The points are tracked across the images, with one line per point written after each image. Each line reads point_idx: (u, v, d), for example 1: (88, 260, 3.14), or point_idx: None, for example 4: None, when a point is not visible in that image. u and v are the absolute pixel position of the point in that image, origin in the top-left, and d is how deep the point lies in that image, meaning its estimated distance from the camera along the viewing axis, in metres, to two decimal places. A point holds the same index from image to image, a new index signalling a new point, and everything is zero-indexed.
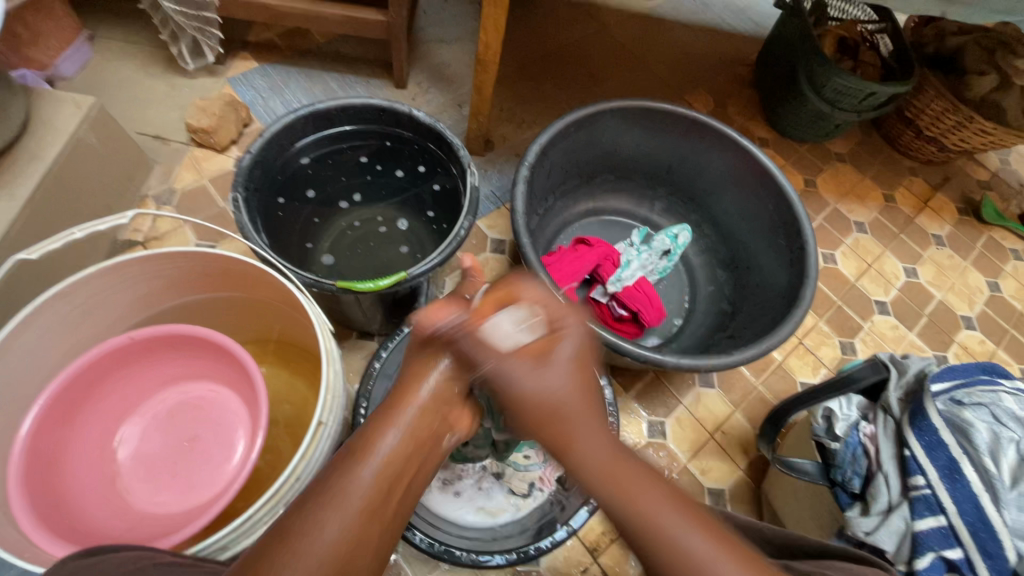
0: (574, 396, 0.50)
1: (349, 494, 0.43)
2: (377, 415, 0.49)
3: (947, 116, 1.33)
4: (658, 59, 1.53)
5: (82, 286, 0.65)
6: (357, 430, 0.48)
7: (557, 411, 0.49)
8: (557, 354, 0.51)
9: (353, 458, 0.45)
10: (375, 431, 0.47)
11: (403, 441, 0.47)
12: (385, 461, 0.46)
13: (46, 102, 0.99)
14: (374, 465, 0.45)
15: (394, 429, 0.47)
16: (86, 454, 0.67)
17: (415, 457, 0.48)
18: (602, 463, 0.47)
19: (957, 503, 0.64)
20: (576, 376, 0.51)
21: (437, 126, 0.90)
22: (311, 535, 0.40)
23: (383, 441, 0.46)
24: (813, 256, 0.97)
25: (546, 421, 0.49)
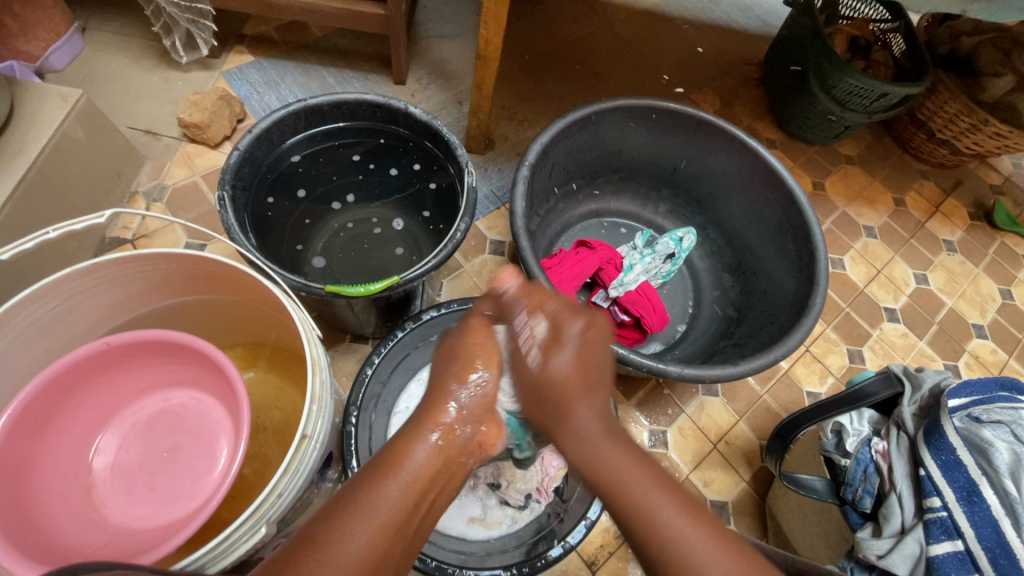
0: (574, 381, 0.54)
1: (379, 504, 0.44)
2: (405, 429, 0.52)
3: (961, 118, 1.29)
4: (664, 57, 1.50)
5: (57, 289, 0.62)
6: (383, 448, 0.50)
7: (557, 389, 0.53)
8: (567, 337, 0.55)
9: (381, 472, 0.47)
10: (403, 446, 0.49)
11: (432, 455, 0.49)
12: (415, 475, 0.47)
13: (32, 95, 0.95)
14: (403, 477, 0.47)
15: (420, 446, 0.50)
16: (60, 465, 0.64)
17: (443, 474, 0.50)
18: (604, 455, 0.50)
19: (975, 527, 0.60)
20: (580, 371, 0.54)
21: (434, 124, 0.87)
22: (342, 546, 0.41)
23: (413, 455, 0.49)
24: (823, 262, 0.94)
25: (548, 397, 0.53)
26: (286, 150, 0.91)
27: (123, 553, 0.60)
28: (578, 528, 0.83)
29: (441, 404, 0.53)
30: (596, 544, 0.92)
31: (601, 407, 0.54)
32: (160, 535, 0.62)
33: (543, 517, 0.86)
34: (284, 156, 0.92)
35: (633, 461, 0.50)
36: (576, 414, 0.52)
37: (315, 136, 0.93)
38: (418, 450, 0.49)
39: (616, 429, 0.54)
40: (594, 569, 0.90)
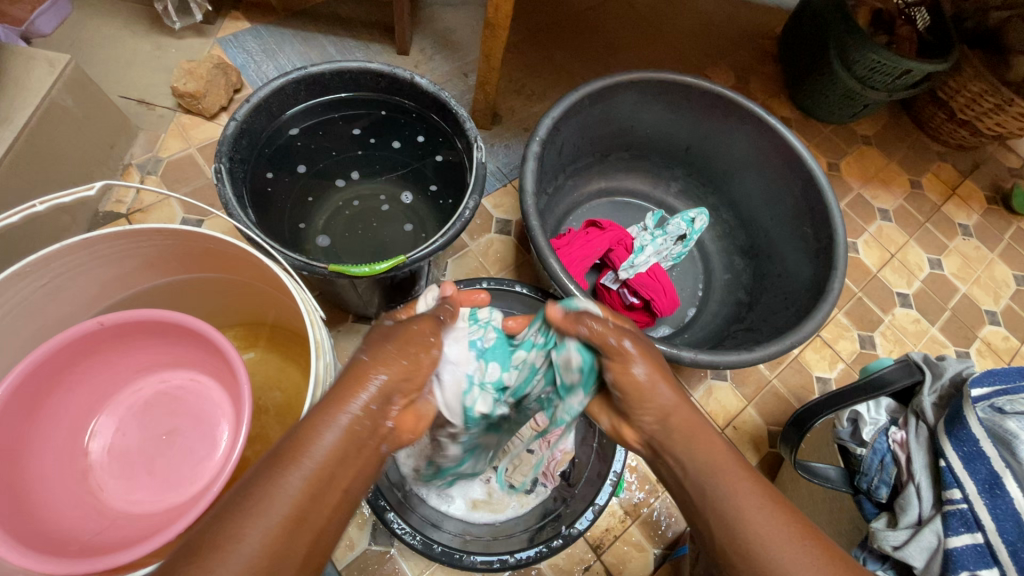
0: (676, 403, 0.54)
1: (279, 495, 0.42)
2: (319, 407, 0.48)
3: (985, 98, 1.24)
4: (677, 29, 1.44)
5: (45, 265, 0.59)
6: (291, 432, 0.46)
7: (646, 397, 0.54)
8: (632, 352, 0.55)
9: (285, 458, 0.44)
10: (313, 428, 0.46)
11: (341, 437, 0.46)
12: (320, 462, 0.44)
13: (17, 60, 0.91)
14: (308, 465, 0.44)
15: (332, 428, 0.46)
16: (55, 448, 0.62)
17: (352, 454, 0.47)
18: (707, 454, 0.51)
19: (996, 520, 0.59)
20: (659, 368, 0.56)
21: (441, 95, 0.83)
22: (241, 544, 0.39)
23: (323, 438, 0.45)
24: (842, 246, 0.91)
25: (654, 407, 0.54)
26: (285, 121, 0.87)
27: (123, 538, 0.59)
28: (586, 514, 0.81)
29: (359, 383, 0.49)
30: (601, 528, 0.91)
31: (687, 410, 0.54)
32: (160, 520, 0.60)
33: (549, 502, 0.85)
34: (284, 127, 0.88)
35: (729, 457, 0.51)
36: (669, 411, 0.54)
37: (315, 107, 0.89)
38: (328, 434, 0.46)
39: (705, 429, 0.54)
40: (599, 553, 0.89)
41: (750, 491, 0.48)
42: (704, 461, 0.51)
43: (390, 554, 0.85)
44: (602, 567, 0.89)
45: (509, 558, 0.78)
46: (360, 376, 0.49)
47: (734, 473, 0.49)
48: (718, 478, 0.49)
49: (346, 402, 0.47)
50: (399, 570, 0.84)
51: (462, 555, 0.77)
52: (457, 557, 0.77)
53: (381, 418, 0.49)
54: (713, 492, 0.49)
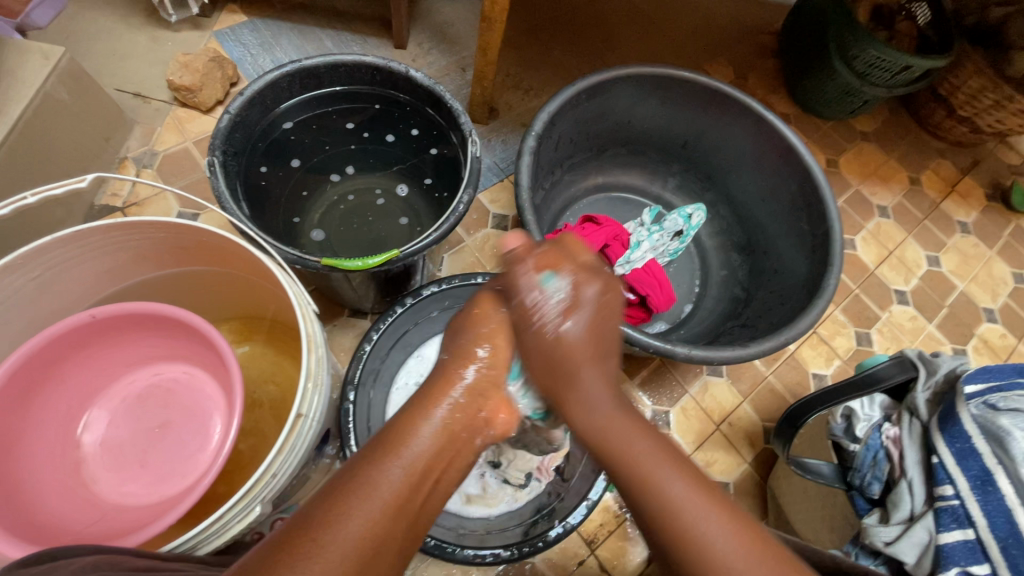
0: (585, 347, 0.51)
1: (378, 488, 0.42)
2: (410, 405, 0.49)
3: (985, 94, 1.24)
4: (677, 24, 1.43)
5: (37, 257, 0.59)
6: (388, 427, 0.47)
7: (566, 356, 0.51)
8: (583, 301, 0.52)
9: (386, 450, 0.44)
10: (409, 424, 0.47)
11: (437, 434, 0.47)
12: (420, 454, 0.45)
13: (11, 51, 0.91)
14: (405, 458, 0.44)
15: (427, 424, 0.47)
16: (47, 440, 0.62)
17: (448, 453, 0.47)
18: (615, 425, 0.49)
19: (988, 516, 0.59)
20: (594, 337, 0.52)
21: (436, 89, 0.82)
22: (341, 526, 0.39)
23: (420, 432, 0.46)
24: (838, 243, 0.91)
25: (557, 366, 0.51)
26: (279, 115, 0.86)
27: (115, 530, 0.59)
28: (578, 510, 0.81)
29: (448, 385, 0.50)
30: (596, 523, 0.91)
31: (609, 375, 0.52)
32: (153, 512, 0.60)
33: (543, 496, 0.85)
34: (278, 121, 0.87)
35: (636, 435, 0.49)
36: (583, 368, 0.51)
37: (310, 101, 0.89)
38: (423, 432, 0.46)
39: (626, 400, 0.52)
40: (593, 548, 0.90)
41: (674, 471, 0.46)
42: (617, 437, 0.49)
43: None
44: (596, 562, 0.89)
45: (503, 552, 0.78)
46: (449, 377, 0.50)
47: (651, 451, 0.48)
48: (633, 460, 0.47)
49: (437, 401, 0.48)
50: None
51: (455, 549, 0.78)
52: (450, 550, 0.78)
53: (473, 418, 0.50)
54: (632, 468, 0.47)
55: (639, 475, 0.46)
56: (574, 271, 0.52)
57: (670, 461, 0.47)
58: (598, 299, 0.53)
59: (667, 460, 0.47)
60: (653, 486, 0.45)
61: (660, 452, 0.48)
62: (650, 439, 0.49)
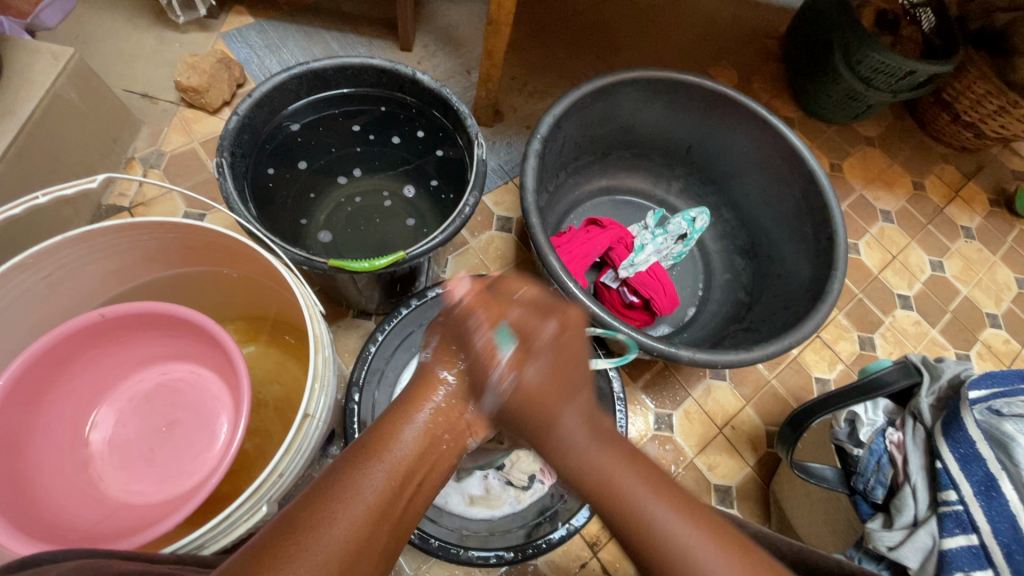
0: (552, 387, 0.47)
1: (361, 488, 0.39)
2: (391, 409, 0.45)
3: (989, 100, 1.24)
4: (681, 28, 1.43)
5: (48, 257, 0.59)
6: (371, 427, 0.44)
7: (536, 404, 0.46)
8: (538, 346, 0.48)
9: (369, 451, 0.42)
10: (392, 427, 0.44)
11: (420, 438, 0.44)
12: (404, 456, 0.42)
13: (21, 52, 0.91)
14: (388, 461, 0.41)
15: (411, 426, 0.44)
16: (56, 439, 0.63)
17: (433, 455, 0.44)
18: (594, 463, 0.44)
19: (992, 522, 0.59)
20: (557, 374, 0.48)
21: (443, 92, 0.83)
22: (322, 533, 0.37)
23: (402, 436, 0.43)
24: (843, 247, 0.91)
25: (530, 410, 0.47)
26: (287, 116, 0.87)
27: (121, 528, 0.60)
28: (582, 512, 0.81)
29: (430, 388, 0.47)
30: (598, 525, 0.91)
31: (585, 409, 0.47)
32: (160, 511, 0.61)
33: (546, 498, 0.86)
34: (285, 123, 0.88)
35: (622, 466, 0.44)
36: (558, 410, 0.46)
37: (317, 103, 0.89)
38: (405, 436, 0.43)
39: (606, 431, 0.47)
40: (595, 550, 0.90)
41: (659, 500, 0.43)
42: (596, 470, 0.44)
43: None
44: (598, 565, 0.89)
45: (506, 554, 0.78)
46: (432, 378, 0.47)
47: (633, 479, 0.44)
48: (618, 492, 0.43)
49: (419, 405, 0.45)
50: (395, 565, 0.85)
51: (458, 550, 0.78)
52: (453, 551, 0.78)
53: (460, 417, 0.47)
54: (623, 505, 0.43)
55: (623, 510, 0.42)
56: (522, 318, 0.49)
57: (653, 491, 0.43)
58: (555, 338, 0.48)
59: (651, 484, 0.43)
60: (644, 523, 0.42)
61: (646, 479, 0.44)
62: (634, 468, 0.44)
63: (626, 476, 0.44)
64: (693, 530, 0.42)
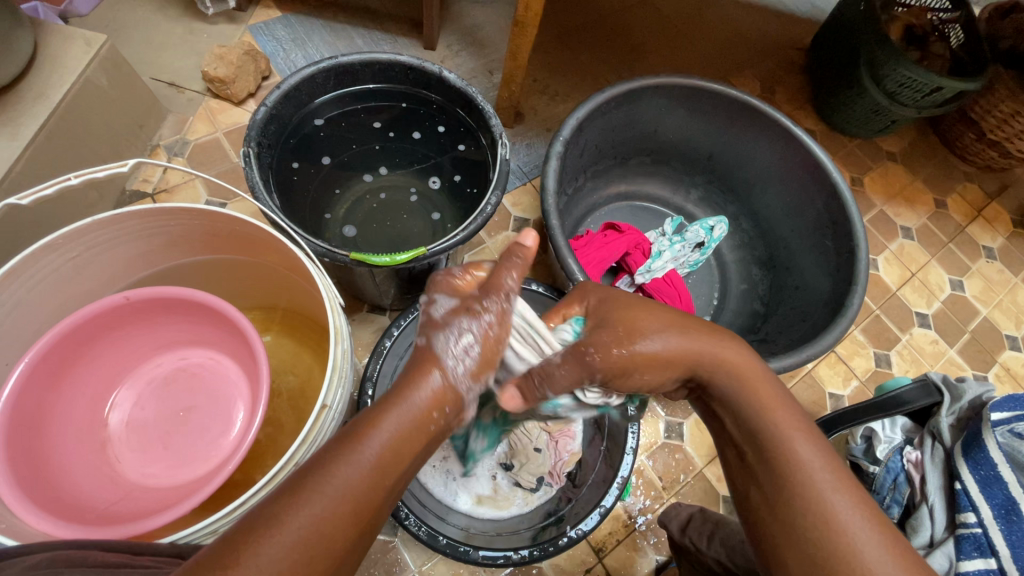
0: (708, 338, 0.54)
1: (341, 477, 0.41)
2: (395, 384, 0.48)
3: (1016, 119, 1.22)
4: (703, 37, 1.43)
5: (76, 238, 0.60)
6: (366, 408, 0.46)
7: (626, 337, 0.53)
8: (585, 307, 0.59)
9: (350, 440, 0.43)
10: (389, 403, 0.46)
11: (407, 425, 0.45)
12: (389, 443, 0.44)
13: (55, 36, 0.93)
14: (375, 448, 0.43)
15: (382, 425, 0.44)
16: (75, 418, 0.63)
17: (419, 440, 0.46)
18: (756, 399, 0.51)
19: (1012, 547, 0.57)
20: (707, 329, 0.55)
21: (468, 90, 0.83)
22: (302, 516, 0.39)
23: (386, 421, 0.44)
24: (864, 261, 0.90)
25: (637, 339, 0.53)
26: (313, 110, 0.88)
27: (138, 509, 0.60)
28: (591, 515, 0.79)
29: (423, 373, 0.48)
30: (605, 531, 0.91)
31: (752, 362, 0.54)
32: (175, 494, 0.61)
33: (554, 502, 0.86)
34: (311, 116, 0.88)
35: (782, 405, 0.51)
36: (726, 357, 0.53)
37: (343, 97, 0.90)
38: (384, 431, 0.44)
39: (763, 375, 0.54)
40: (601, 556, 0.89)
41: (810, 445, 0.49)
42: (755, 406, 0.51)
43: (392, 544, 0.85)
44: (604, 570, 0.88)
45: (513, 554, 0.77)
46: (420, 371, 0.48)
47: (789, 423, 0.50)
48: (778, 428, 0.49)
49: (417, 385, 0.47)
50: (401, 561, 0.84)
51: (467, 549, 0.76)
52: (462, 549, 0.76)
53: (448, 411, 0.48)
54: (776, 442, 0.49)
55: (780, 442, 0.49)
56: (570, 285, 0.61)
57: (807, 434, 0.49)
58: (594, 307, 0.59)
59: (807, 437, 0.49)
60: (794, 463, 0.47)
61: (799, 425, 0.50)
62: (789, 409, 0.51)
63: (784, 415, 0.50)
64: (838, 480, 0.47)
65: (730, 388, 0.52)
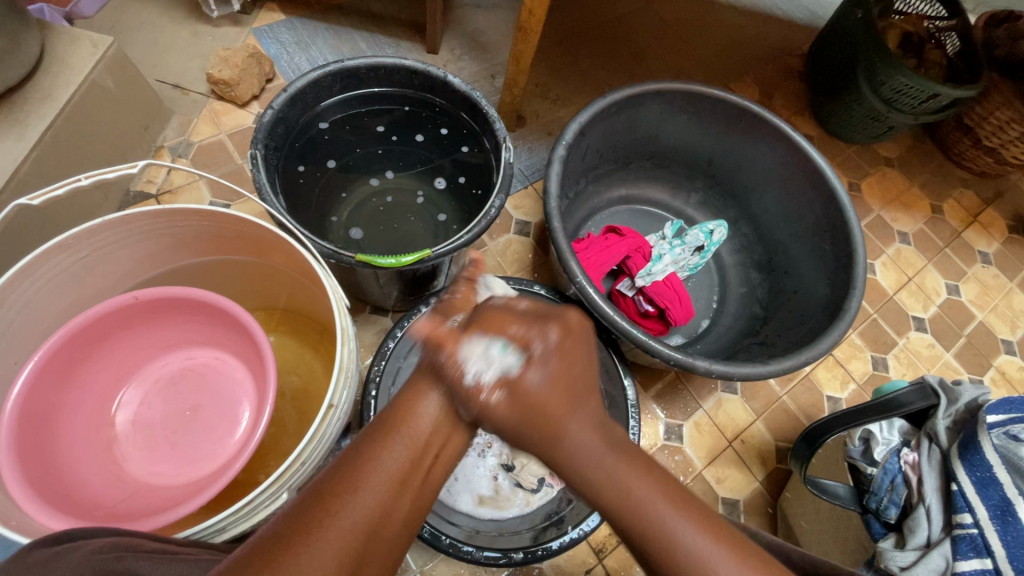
0: (555, 398, 0.46)
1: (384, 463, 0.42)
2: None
3: (1012, 126, 1.24)
4: (703, 43, 1.44)
5: (85, 238, 0.61)
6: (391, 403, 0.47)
7: (544, 413, 0.46)
8: (539, 350, 0.47)
9: (384, 432, 0.44)
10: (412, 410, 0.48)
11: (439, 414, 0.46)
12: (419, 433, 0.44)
13: (62, 38, 0.93)
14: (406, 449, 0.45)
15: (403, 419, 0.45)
16: (83, 418, 0.64)
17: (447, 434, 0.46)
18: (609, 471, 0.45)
19: (1007, 548, 0.59)
20: (558, 382, 0.47)
21: (472, 95, 0.84)
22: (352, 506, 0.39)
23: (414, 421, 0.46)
24: (862, 266, 0.91)
25: (531, 420, 0.46)
26: (318, 113, 0.89)
27: (143, 507, 0.61)
28: (592, 517, 0.82)
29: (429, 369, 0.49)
30: (605, 532, 0.91)
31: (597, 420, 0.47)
32: (181, 493, 0.62)
33: (554, 503, 0.86)
34: (316, 119, 0.89)
35: (637, 477, 0.45)
36: (565, 422, 0.46)
37: (349, 101, 0.91)
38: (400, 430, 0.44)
39: (621, 439, 0.48)
40: (601, 557, 0.90)
41: (676, 513, 0.44)
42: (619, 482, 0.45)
43: None
44: (604, 571, 0.89)
45: (514, 555, 0.79)
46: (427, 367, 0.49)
47: (653, 493, 0.44)
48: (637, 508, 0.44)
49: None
50: (403, 561, 0.85)
51: (469, 549, 0.79)
52: (464, 550, 0.79)
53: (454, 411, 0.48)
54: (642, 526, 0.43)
55: (643, 520, 0.43)
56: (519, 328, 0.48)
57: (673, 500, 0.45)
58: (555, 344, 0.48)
59: (671, 503, 0.44)
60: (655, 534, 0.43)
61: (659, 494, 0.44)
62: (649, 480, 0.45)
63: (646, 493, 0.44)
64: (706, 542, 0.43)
65: (625, 439, 0.48)
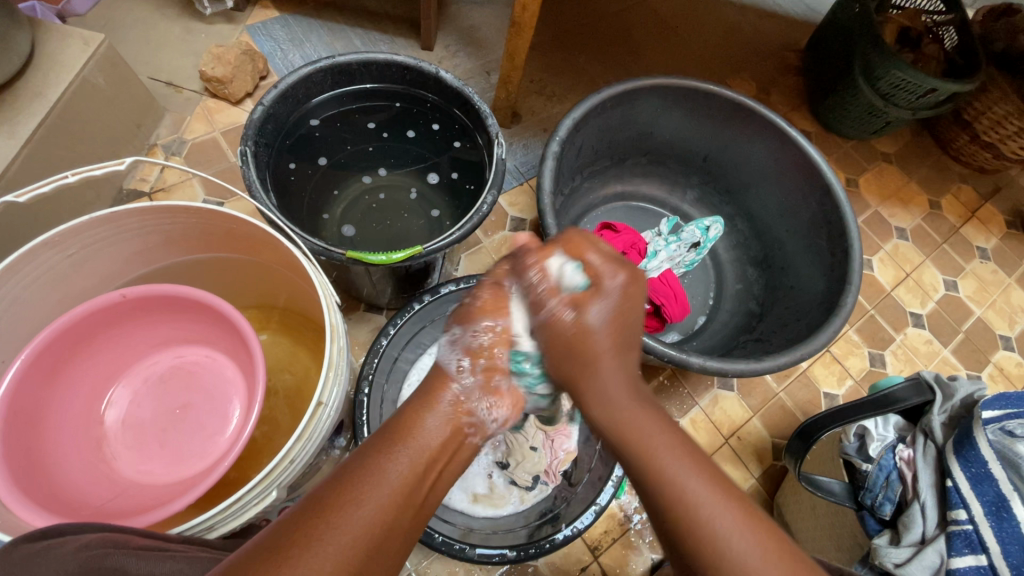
0: (606, 336, 0.50)
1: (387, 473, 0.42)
2: (415, 399, 0.49)
3: (1010, 120, 1.24)
4: (700, 39, 1.43)
5: (73, 235, 0.60)
6: (399, 415, 0.48)
7: (583, 348, 0.50)
8: (605, 290, 0.51)
9: (392, 443, 0.44)
10: (416, 415, 0.47)
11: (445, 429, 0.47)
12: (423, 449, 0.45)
13: (53, 35, 0.93)
14: (410, 452, 0.44)
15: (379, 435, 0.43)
16: (72, 417, 0.64)
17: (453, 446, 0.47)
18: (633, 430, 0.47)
19: (1002, 543, 0.58)
20: (617, 321, 0.51)
21: (465, 90, 0.84)
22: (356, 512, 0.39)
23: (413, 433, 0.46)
24: (858, 262, 0.91)
25: (574, 352, 0.50)
26: (310, 109, 0.88)
27: (133, 506, 0.60)
28: (586, 514, 0.82)
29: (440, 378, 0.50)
30: (600, 529, 0.91)
31: (628, 369, 0.51)
32: (170, 491, 0.61)
33: (549, 501, 0.86)
34: (307, 116, 0.89)
35: (660, 429, 0.47)
36: (601, 360, 0.50)
37: (340, 97, 0.90)
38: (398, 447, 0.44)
39: (645, 394, 0.51)
40: (596, 554, 0.89)
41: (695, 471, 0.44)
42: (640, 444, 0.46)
43: None
44: (599, 569, 0.89)
45: (509, 552, 0.79)
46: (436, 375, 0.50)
47: (665, 459, 0.45)
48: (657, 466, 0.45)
49: (440, 396, 0.49)
50: None
51: (463, 546, 0.78)
52: (457, 548, 0.78)
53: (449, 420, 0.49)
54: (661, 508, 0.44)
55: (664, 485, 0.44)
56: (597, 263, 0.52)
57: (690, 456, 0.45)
58: (622, 291, 0.52)
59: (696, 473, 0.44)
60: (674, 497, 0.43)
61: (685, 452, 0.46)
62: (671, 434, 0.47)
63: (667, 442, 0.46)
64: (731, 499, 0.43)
65: (650, 395, 0.51)
